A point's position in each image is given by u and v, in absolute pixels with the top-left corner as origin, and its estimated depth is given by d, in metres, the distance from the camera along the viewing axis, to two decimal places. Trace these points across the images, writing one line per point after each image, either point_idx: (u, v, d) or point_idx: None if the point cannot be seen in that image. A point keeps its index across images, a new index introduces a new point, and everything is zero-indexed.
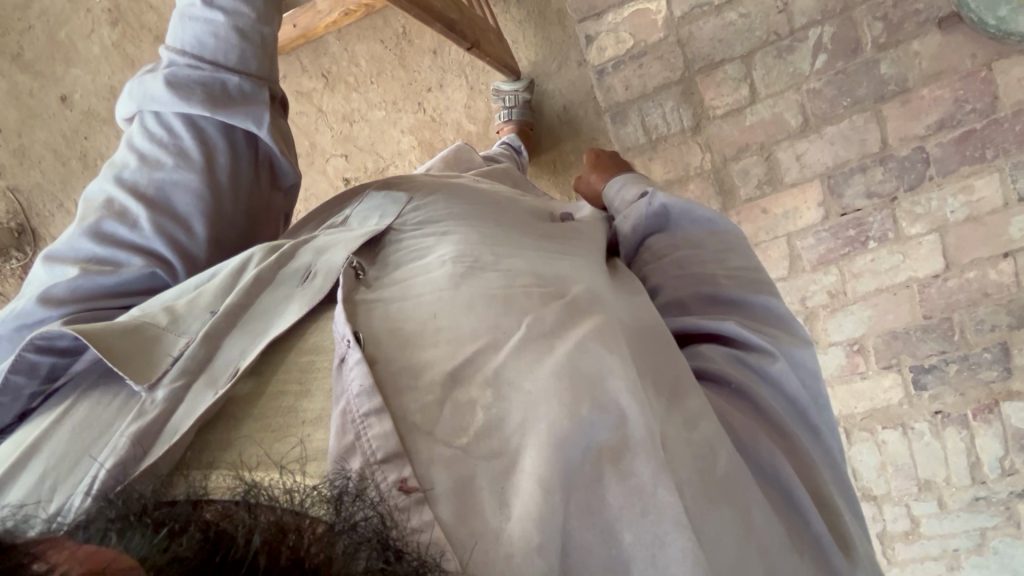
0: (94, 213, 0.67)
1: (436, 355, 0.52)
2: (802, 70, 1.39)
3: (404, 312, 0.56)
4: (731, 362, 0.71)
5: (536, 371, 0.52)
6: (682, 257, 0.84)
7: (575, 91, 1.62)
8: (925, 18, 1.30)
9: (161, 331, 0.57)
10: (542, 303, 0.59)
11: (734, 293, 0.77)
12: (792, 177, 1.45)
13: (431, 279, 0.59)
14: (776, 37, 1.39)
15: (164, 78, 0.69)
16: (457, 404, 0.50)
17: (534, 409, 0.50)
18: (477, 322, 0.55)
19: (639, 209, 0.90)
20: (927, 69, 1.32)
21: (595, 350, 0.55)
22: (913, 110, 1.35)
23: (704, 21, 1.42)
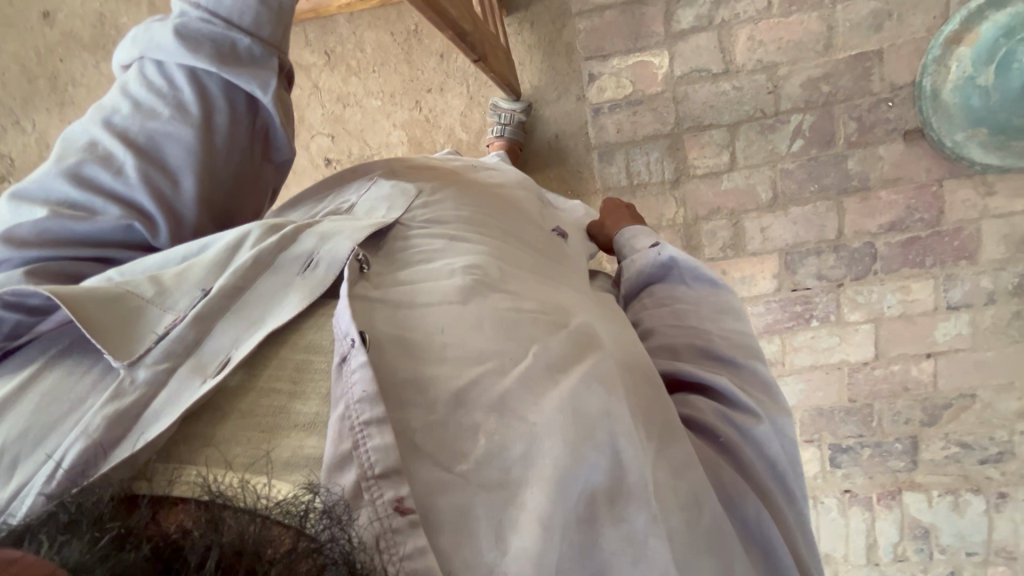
0: (76, 155, 0.63)
1: (440, 373, 0.51)
2: (779, 149, 1.48)
3: (413, 319, 0.55)
4: (714, 414, 0.70)
5: (541, 404, 0.52)
6: (683, 309, 0.82)
7: (568, 122, 1.66)
8: (894, 127, 1.41)
9: (144, 304, 0.53)
10: (549, 333, 0.59)
11: (720, 348, 0.76)
12: (753, 247, 1.53)
13: (441, 289, 0.58)
14: (761, 114, 1.47)
15: (174, 27, 0.66)
16: (461, 426, 0.49)
17: (538, 443, 0.50)
18: (490, 345, 0.55)
19: (649, 257, 0.90)
20: (888, 173, 1.44)
21: (597, 390, 0.55)
22: (870, 207, 1.46)
23: (700, 85, 1.48)
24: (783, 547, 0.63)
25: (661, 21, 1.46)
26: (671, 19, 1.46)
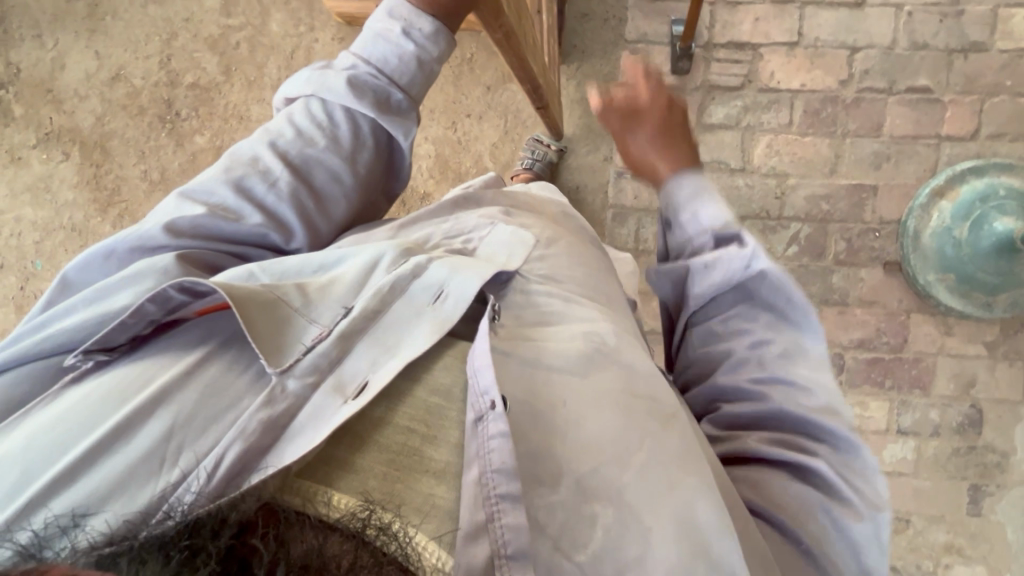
0: (242, 168, 0.77)
1: (568, 457, 0.59)
2: (775, 250, 1.59)
3: (542, 385, 0.63)
4: (782, 491, 0.69)
5: (656, 514, 0.57)
6: (750, 343, 0.78)
7: (586, 175, 1.69)
8: (876, 255, 1.56)
9: (291, 312, 0.62)
10: (664, 427, 0.62)
11: (791, 405, 0.73)
12: None
13: (562, 355, 0.66)
14: (766, 214, 1.58)
15: (347, 77, 0.80)
16: (581, 515, 0.56)
17: (649, 554, 0.55)
18: (609, 433, 0.60)
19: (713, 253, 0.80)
20: (866, 294, 1.57)
21: (707, 507, 0.58)
22: (845, 321, 1.57)
23: (717, 175, 1.59)
24: None
25: (694, 111, 1.58)
26: (703, 112, 1.58)
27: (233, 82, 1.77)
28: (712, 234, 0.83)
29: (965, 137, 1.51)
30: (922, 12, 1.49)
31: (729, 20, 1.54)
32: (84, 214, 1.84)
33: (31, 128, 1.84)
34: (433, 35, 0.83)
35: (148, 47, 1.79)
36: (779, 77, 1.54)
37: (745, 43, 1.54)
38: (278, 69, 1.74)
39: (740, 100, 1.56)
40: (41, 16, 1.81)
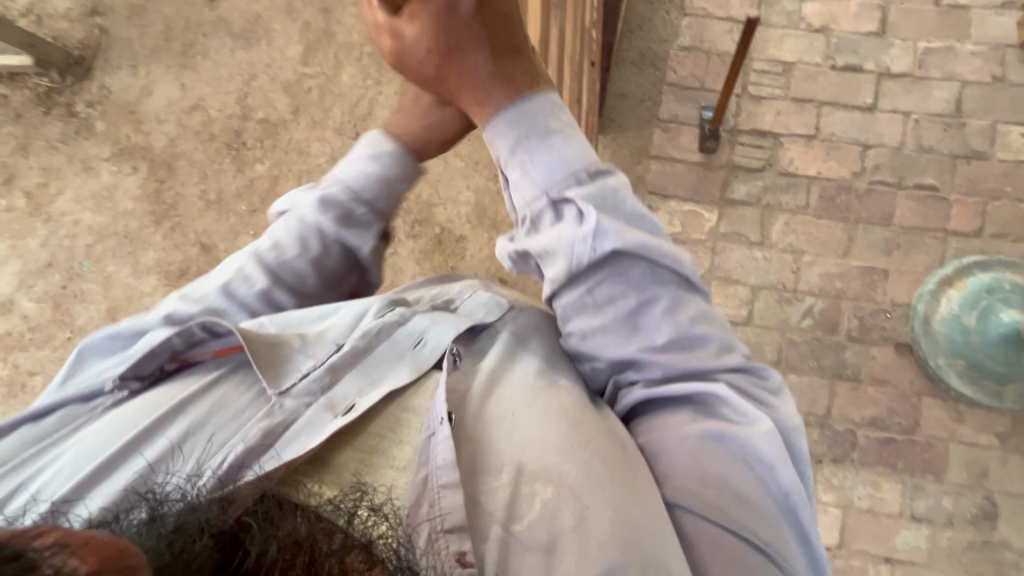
0: (230, 274, 0.87)
1: (507, 450, 0.61)
2: (790, 320, 1.65)
3: (492, 404, 0.66)
4: (727, 456, 0.65)
5: (589, 500, 0.58)
6: (639, 303, 0.72)
7: None
8: (888, 336, 1.62)
9: (292, 351, 0.71)
10: (607, 426, 0.66)
11: (684, 359, 0.71)
12: None
13: (516, 380, 0.69)
14: (783, 286, 1.66)
15: (316, 199, 0.90)
16: (519, 496, 0.58)
17: (581, 534, 0.56)
18: (548, 425, 0.63)
19: (575, 207, 0.73)
20: (878, 373, 1.61)
21: (645, 501, 0.59)
22: (857, 398, 1.60)
23: (737, 246, 1.69)
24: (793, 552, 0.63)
25: (718, 186, 1.72)
26: (726, 188, 1.71)
27: (299, 121, 1.95)
28: (576, 177, 0.74)
29: (970, 233, 1.62)
30: (928, 121, 1.66)
31: (753, 111, 1.72)
32: (139, 223, 1.96)
33: (108, 143, 2.01)
34: (394, 155, 0.93)
35: (230, 85, 2.00)
36: (798, 163, 1.69)
37: (767, 132, 1.71)
38: (342, 114, 1.93)
39: (761, 181, 1.70)
40: (140, 49, 2.04)
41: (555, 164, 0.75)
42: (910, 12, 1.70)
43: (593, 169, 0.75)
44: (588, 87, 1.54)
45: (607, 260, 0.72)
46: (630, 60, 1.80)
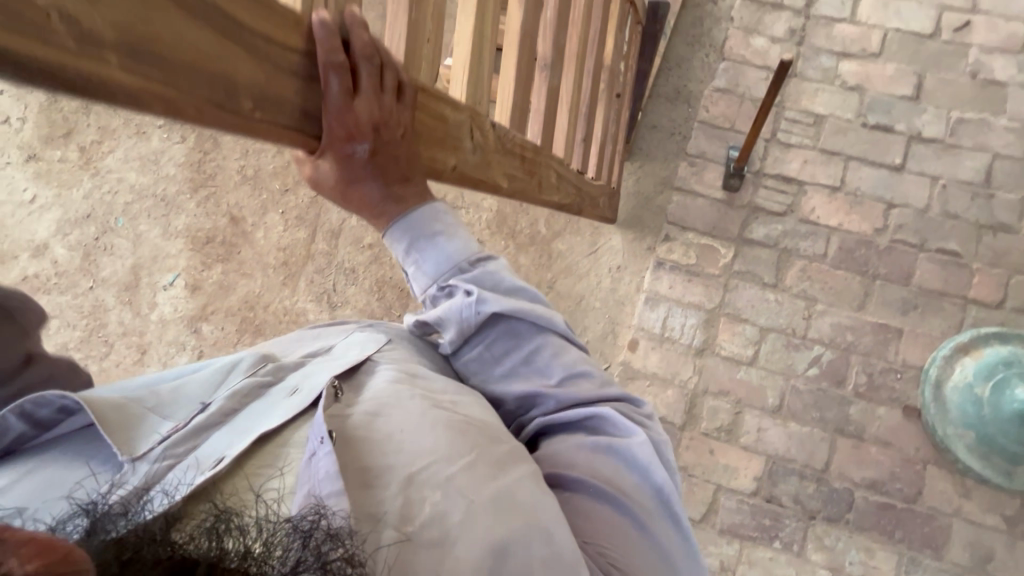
0: None
1: (393, 461, 0.60)
2: (796, 367, 1.61)
3: (374, 426, 0.63)
4: (612, 463, 0.69)
5: (481, 490, 0.58)
6: (526, 355, 0.77)
7: (628, 257, 1.77)
8: (897, 397, 1.57)
9: (145, 412, 0.64)
10: (493, 432, 0.67)
11: (571, 391, 0.75)
12: (746, 441, 1.59)
13: (396, 398, 0.67)
14: (792, 331, 1.64)
15: None
16: (409, 497, 0.57)
17: (473, 521, 0.56)
18: (437, 438, 0.62)
19: (462, 291, 0.76)
20: (883, 434, 1.55)
21: (531, 487, 0.61)
22: (859, 456, 1.54)
23: (750, 285, 1.68)
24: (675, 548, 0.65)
25: (737, 225, 1.73)
26: (745, 228, 1.72)
27: None
28: (464, 263, 0.78)
29: (991, 304, 1.59)
30: (956, 188, 1.66)
31: (780, 157, 1.74)
32: (177, 188, 2.05)
33: None
34: None
35: None
36: (819, 213, 1.69)
37: (792, 179, 1.73)
38: None
39: (781, 225, 1.70)
40: None
41: (441, 260, 0.78)
42: (947, 81, 1.72)
43: (473, 258, 0.79)
44: (604, 122, 1.53)
45: (495, 322, 0.77)
46: (664, 95, 1.85)
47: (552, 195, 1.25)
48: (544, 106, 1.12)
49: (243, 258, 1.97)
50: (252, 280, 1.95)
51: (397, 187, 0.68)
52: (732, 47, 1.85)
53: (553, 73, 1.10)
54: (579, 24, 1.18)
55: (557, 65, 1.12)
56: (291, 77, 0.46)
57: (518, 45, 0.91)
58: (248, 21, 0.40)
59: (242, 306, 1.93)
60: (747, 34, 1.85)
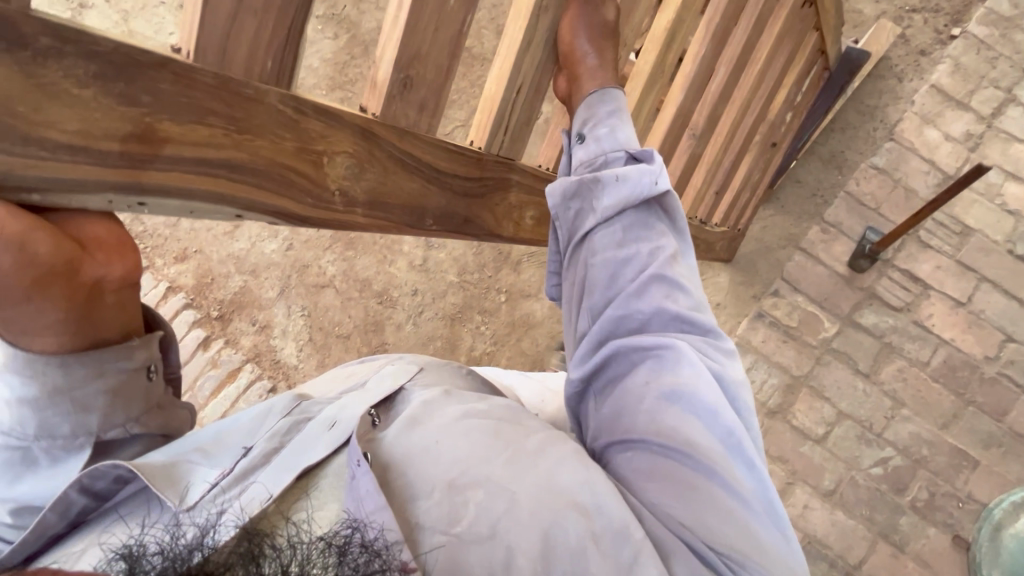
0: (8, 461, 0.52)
1: (431, 472, 0.50)
2: (861, 461, 1.60)
3: (401, 439, 0.53)
4: (676, 412, 0.60)
5: (535, 505, 0.49)
6: (644, 254, 0.71)
7: (730, 298, 1.76)
8: (951, 523, 1.55)
9: (193, 464, 0.54)
10: (537, 432, 0.56)
11: (672, 306, 0.67)
12: (789, 513, 1.58)
13: (434, 409, 0.57)
14: (869, 426, 1.62)
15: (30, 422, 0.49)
16: (454, 504, 0.47)
17: (532, 535, 0.47)
18: (479, 446, 0.52)
19: (605, 172, 0.74)
20: (925, 553, 1.53)
21: (593, 482, 0.52)
22: (895, 566, 1.53)
23: (843, 367, 1.66)
24: (746, 500, 0.56)
25: (849, 305, 1.70)
26: (857, 309, 1.69)
27: None
28: (626, 154, 0.76)
29: None
30: None
31: (914, 254, 1.71)
32: None
33: None
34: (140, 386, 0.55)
35: None
36: (935, 321, 1.66)
37: (920, 279, 1.69)
38: None
39: (893, 320, 1.68)
40: None
41: (612, 137, 0.75)
42: None
43: (633, 154, 0.76)
44: (744, 177, 1.51)
45: (619, 211, 0.73)
46: (819, 155, 1.81)
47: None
48: (680, 168, 1.22)
49: None
50: None
51: (604, 51, 0.73)
52: (904, 131, 1.80)
53: (697, 143, 1.19)
54: (739, 102, 1.23)
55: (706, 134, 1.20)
56: (436, 190, 0.67)
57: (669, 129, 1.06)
58: (435, 163, 0.65)
59: None
60: (922, 123, 1.80)
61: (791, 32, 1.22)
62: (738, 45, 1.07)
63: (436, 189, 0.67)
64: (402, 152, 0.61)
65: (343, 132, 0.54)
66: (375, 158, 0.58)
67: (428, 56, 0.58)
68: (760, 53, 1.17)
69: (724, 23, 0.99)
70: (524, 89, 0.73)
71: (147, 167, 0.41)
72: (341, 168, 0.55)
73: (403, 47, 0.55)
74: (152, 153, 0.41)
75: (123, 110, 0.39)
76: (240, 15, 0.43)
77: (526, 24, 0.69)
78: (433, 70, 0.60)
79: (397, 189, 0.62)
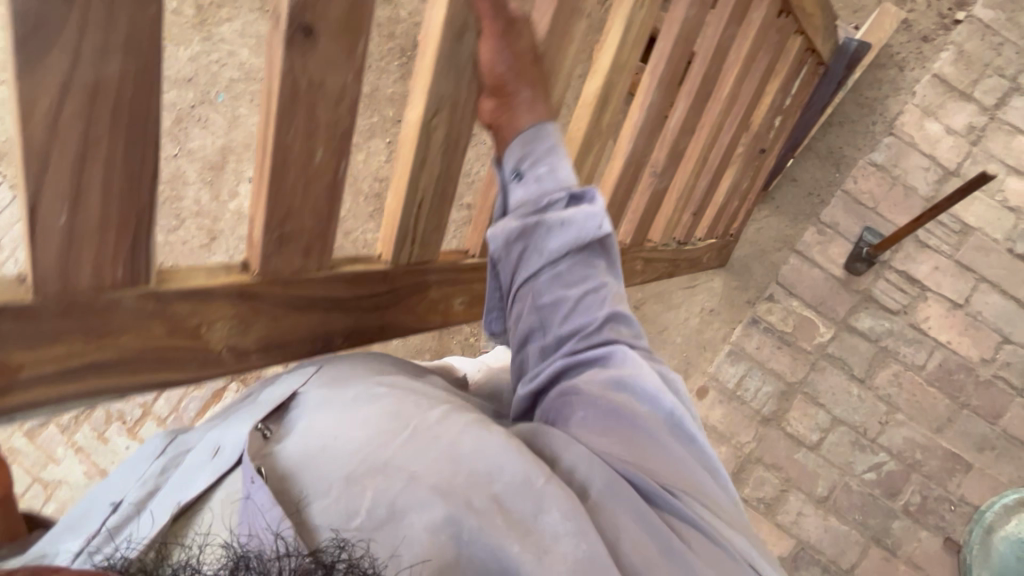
0: None
1: (326, 466, 0.45)
2: (855, 466, 1.59)
3: (299, 441, 0.48)
4: (625, 398, 0.62)
5: (445, 478, 0.45)
6: (587, 284, 0.67)
7: (724, 304, 1.71)
8: (942, 526, 1.56)
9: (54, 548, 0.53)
10: (438, 408, 0.52)
11: (618, 323, 0.68)
12: (782, 519, 1.58)
13: (331, 406, 0.52)
14: (863, 431, 1.60)
15: None
16: (353, 489, 0.43)
17: (444, 506, 0.43)
18: (379, 431, 0.48)
19: (550, 213, 0.66)
20: (915, 555, 1.55)
21: (502, 446, 0.48)
22: (885, 569, 1.54)
23: (837, 373, 1.64)
24: (693, 469, 0.60)
25: (845, 308, 1.67)
26: (852, 313, 1.66)
27: None
28: (566, 193, 0.68)
29: None
30: None
31: (913, 254, 1.66)
32: None
33: None
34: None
35: None
36: (932, 324, 1.63)
37: (917, 280, 1.65)
38: None
39: (889, 323, 1.65)
40: None
41: (551, 177, 0.67)
42: None
43: (573, 194, 0.68)
44: (727, 191, 1.49)
45: (565, 251, 0.67)
46: (817, 151, 1.74)
47: (635, 279, 1.40)
48: (644, 201, 1.22)
49: None
50: None
51: (530, 84, 0.64)
52: (904, 124, 1.73)
53: (659, 179, 1.19)
54: (707, 128, 1.23)
55: (668, 169, 1.20)
56: (342, 316, 0.64)
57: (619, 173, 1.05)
58: (337, 296, 0.62)
59: None
60: (923, 116, 1.73)
61: (765, 49, 1.22)
62: (697, 80, 1.08)
63: (349, 316, 0.65)
64: (292, 298, 0.57)
65: (218, 303, 0.50)
66: (260, 316, 0.55)
67: (302, 202, 0.53)
68: (726, 79, 1.18)
69: (671, 67, 0.97)
70: (428, 197, 0.68)
71: (5, 395, 0.40)
72: (223, 330, 0.52)
73: (271, 207, 0.51)
74: (4, 382, 0.39)
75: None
76: (69, 239, 0.38)
77: (420, 146, 0.63)
78: (313, 219, 0.55)
79: (300, 330, 0.60)
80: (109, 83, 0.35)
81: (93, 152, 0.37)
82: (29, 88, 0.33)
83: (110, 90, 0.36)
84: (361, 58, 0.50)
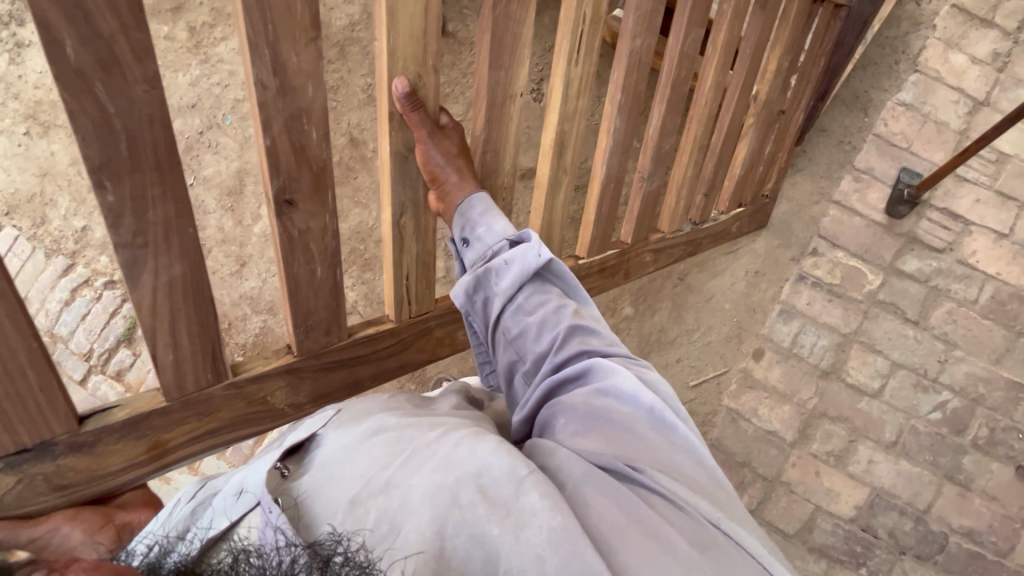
0: None
1: (333, 493, 0.54)
2: (920, 409, 1.60)
3: (309, 479, 0.57)
4: (606, 404, 0.69)
5: (427, 476, 0.53)
6: (552, 309, 0.83)
7: (768, 264, 1.71)
8: (1013, 456, 1.57)
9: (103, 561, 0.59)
10: (422, 425, 0.62)
11: (585, 340, 0.79)
12: (854, 469, 1.59)
13: (340, 441, 0.62)
14: (924, 372, 1.61)
15: None
16: (357, 506, 0.52)
17: (429, 505, 0.51)
18: (375, 455, 0.57)
19: (494, 262, 0.87)
20: (990, 488, 1.56)
21: (477, 444, 0.56)
22: (962, 505, 1.55)
23: (889, 319, 1.64)
24: (672, 457, 0.64)
25: (890, 253, 1.66)
26: (898, 257, 1.65)
27: None
28: (507, 241, 0.90)
29: None
30: None
31: (951, 190, 1.65)
32: None
33: None
34: None
35: None
36: (980, 257, 1.62)
37: (959, 216, 1.64)
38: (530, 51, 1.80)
39: (936, 262, 1.64)
40: None
41: (489, 233, 0.90)
42: None
43: (513, 240, 0.90)
44: (747, 157, 1.51)
45: (515, 286, 0.86)
46: (842, 98, 1.72)
47: (647, 269, 1.56)
48: (639, 202, 1.37)
49: (359, 184, 1.78)
50: (365, 211, 1.79)
51: (453, 162, 0.86)
52: (928, 59, 1.70)
53: (649, 182, 1.33)
54: (697, 119, 1.33)
55: (656, 172, 1.34)
56: (363, 367, 0.97)
57: (600, 187, 1.24)
58: (354, 355, 0.94)
59: (351, 237, 1.78)
60: (946, 48, 1.70)
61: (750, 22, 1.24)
62: (666, 87, 1.21)
63: (367, 364, 0.98)
64: (324, 363, 0.90)
65: (274, 378, 0.84)
66: (304, 379, 0.88)
67: (316, 302, 0.84)
68: (708, 70, 1.26)
69: (628, 94, 1.14)
70: (412, 273, 0.97)
71: (167, 453, 0.77)
72: (283, 393, 0.86)
73: (294, 310, 0.82)
74: (163, 449, 0.76)
75: (137, 444, 0.73)
76: (178, 365, 0.71)
77: (396, 241, 0.92)
78: (325, 309, 0.85)
79: (331, 382, 0.93)
80: (178, 278, 0.65)
81: (180, 317, 0.68)
82: (142, 298, 0.63)
83: (179, 284, 0.65)
84: (330, 206, 0.78)
